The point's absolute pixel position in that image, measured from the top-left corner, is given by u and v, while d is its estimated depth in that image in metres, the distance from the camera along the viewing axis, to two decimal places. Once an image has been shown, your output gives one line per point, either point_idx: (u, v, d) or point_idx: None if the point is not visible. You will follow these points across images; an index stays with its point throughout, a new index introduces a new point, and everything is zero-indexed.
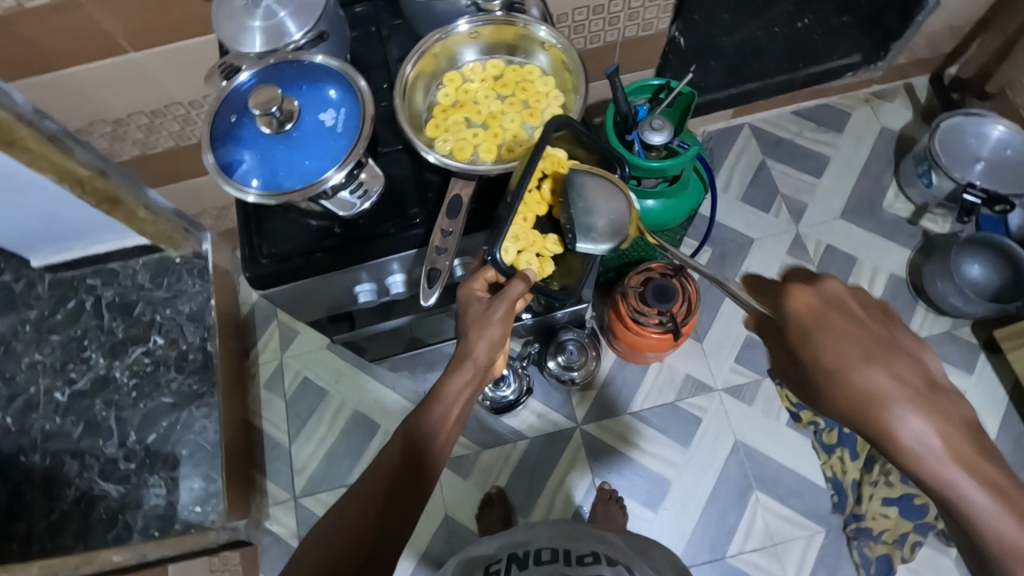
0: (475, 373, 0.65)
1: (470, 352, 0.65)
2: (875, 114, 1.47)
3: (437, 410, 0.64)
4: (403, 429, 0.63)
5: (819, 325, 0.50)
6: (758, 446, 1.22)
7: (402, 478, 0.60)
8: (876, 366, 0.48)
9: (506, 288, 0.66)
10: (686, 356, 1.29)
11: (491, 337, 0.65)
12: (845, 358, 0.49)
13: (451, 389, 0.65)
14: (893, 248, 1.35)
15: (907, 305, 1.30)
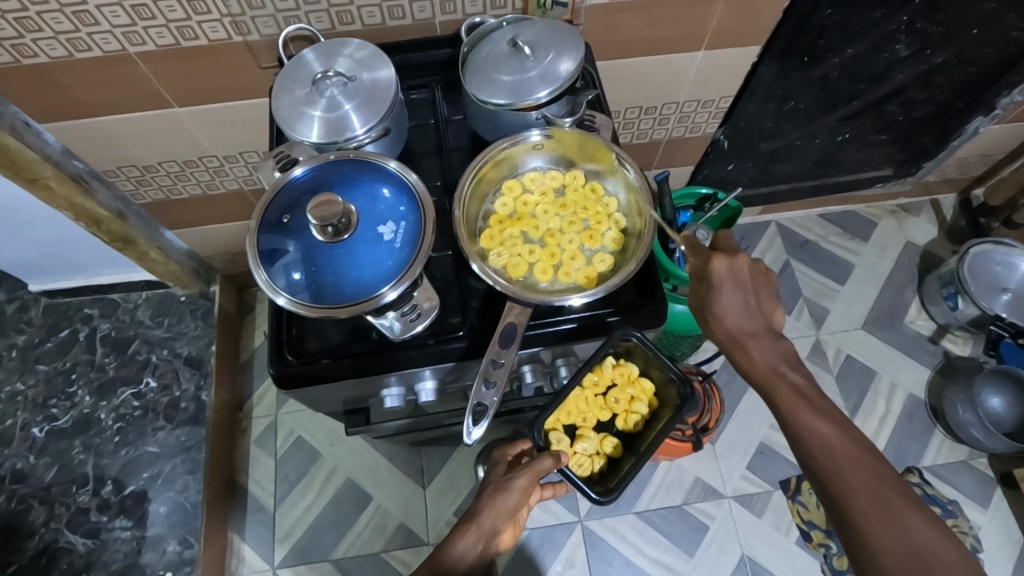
0: (480, 537, 0.66)
1: (483, 517, 0.67)
2: (900, 227, 1.48)
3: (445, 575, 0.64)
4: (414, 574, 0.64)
5: (728, 272, 0.63)
6: (766, 562, 1.17)
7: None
8: (733, 291, 0.63)
9: (534, 462, 0.70)
10: (698, 459, 1.24)
11: (504, 505, 0.68)
12: (778, 359, 0.62)
13: (459, 544, 0.66)
14: (913, 366, 1.33)
15: (924, 427, 1.28)
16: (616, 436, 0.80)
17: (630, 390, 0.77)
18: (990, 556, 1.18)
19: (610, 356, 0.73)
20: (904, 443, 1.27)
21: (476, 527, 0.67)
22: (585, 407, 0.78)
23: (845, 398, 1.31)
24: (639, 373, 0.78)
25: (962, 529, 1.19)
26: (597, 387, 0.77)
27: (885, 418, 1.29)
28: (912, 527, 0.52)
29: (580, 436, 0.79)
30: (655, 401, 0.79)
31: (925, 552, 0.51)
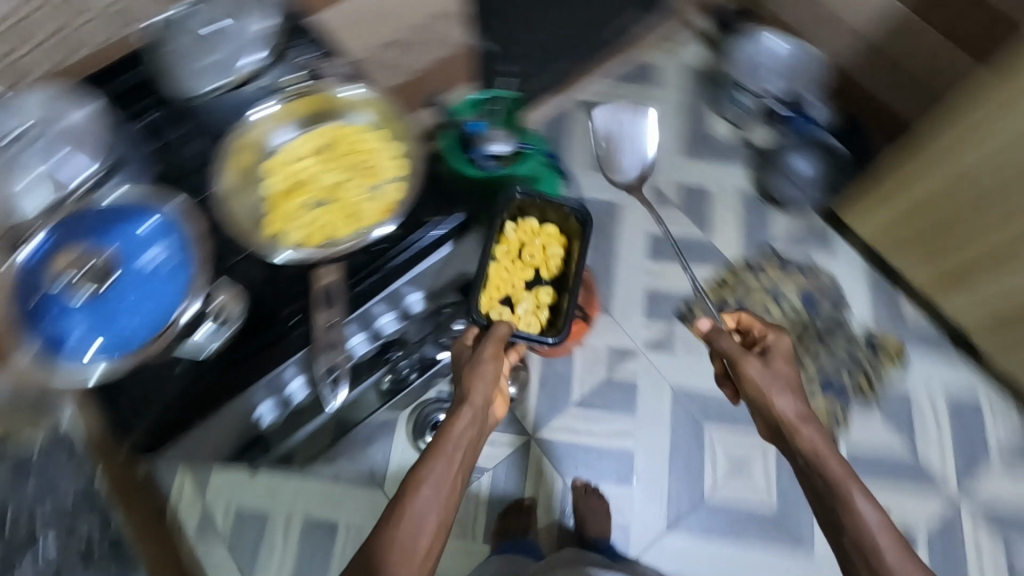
0: (474, 415, 0.73)
1: (471, 394, 0.74)
2: (674, 55, 1.59)
3: (446, 469, 0.69)
4: (414, 480, 0.68)
5: (735, 347, 0.84)
6: (692, 385, 1.30)
7: (433, 535, 0.66)
8: (731, 343, 0.85)
9: (492, 333, 0.81)
10: (603, 331, 1.33)
11: (485, 375, 0.75)
12: (757, 363, 0.81)
13: (451, 433, 0.71)
14: (732, 168, 1.49)
15: (760, 213, 1.44)
16: (549, 285, 0.95)
17: (539, 240, 0.95)
18: (849, 287, 1.37)
19: (508, 217, 0.93)
20: (752, 233, 1.43)
21: (465, 415, 0.73)
22: (510, 274, 0.93)
23: (693, 221, 1.44)
24: (539, 223, 0.95)
25: (821, 277, 1.38)
26: (508, 255, 0.93)
27: (730, 221, 1.44)
28: (854, 503, 0.69)
29: (517, 301, 0.91)
30: (564, 241, 0.96)
31: (839, 490, 0.71)
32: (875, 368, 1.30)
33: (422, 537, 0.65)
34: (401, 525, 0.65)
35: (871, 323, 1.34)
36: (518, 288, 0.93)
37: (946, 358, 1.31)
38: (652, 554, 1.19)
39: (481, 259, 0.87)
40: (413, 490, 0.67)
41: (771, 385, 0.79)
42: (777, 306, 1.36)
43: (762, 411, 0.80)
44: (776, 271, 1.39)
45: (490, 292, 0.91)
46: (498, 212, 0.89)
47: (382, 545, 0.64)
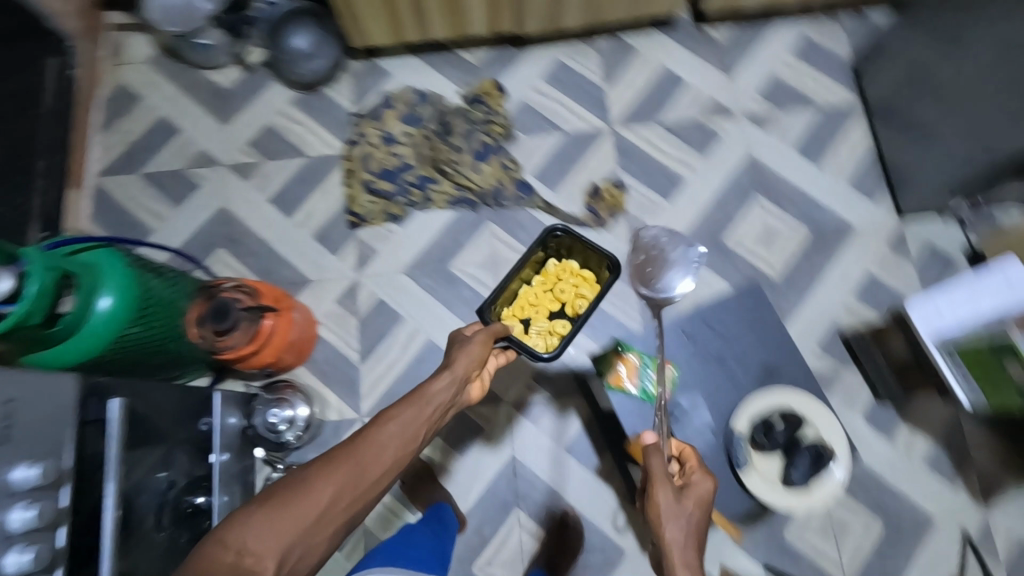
0: (453, 380, 0.91)
1: (450, 377, 0.91)
2: (130, 63, 1.49)
3: (389, 443, 0.80)
4: (362, 435, 0.79)
5: (666, 503, 0.83)
6: (412, 255, 1.34)
7: (349, 490, 0.74)
8: (666, 499, 0.83)
9: (490, 327, 1.01)
10: (320, 296, 1.32)
11: (470, 354, 0.95)
12: (671, 508, 0.82)
13: (414, 410, 0.85)
14: (267, 92, 1.46)
15: (320, 100, 1.46)
16: (565, 317, 1.17)
17: (571, 280, 1.17)
18: (424, 83, 1.47)
19: (551, 258, 1.18)
20: (331, 118, 1.45)
21: (450, 379, 0.91)
22: (539, 300, 1.16)
23: (286, 156, 1.42)
24: (580, 265, 1.19)
25: (402, 97, 1.46)
26: (548, 283, 1.18)
27: (308, 128, 1.44)
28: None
29: (533, 324, 1.15)
30: (596, 281, 1.18)
31: None
32: (492, 112, 1.43)
33: (349, 479, 0.74)
34: (336, 470, 0.74)
35: (459, 89, 1.46)
36: (542, 318, 1.16)
37: (517, 58, 1.48)
38: (511, 377, 1.27)
39: (503, 284, 1.12)
40: (372, 439, 0.79)
41: (673, 529, 0.80)
42: (398, 146, 1.41)
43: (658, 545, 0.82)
44: (372, 127, 1.44)
45: (513, 313, 1.15)
46: (534, 249, 1.14)
47: (316, 480, 0.72)
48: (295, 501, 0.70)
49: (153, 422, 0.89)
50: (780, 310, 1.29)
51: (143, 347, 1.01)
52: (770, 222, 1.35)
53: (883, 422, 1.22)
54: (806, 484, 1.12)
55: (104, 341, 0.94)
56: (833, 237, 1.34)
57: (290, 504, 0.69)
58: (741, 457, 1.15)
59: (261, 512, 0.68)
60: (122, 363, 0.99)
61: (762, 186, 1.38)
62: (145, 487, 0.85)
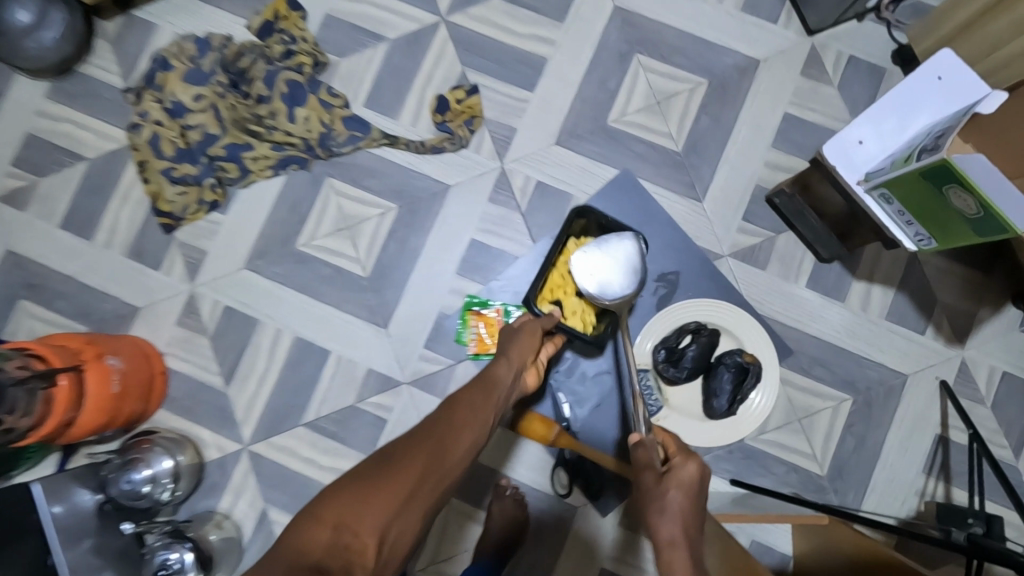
0: (516, 364, 0.78)
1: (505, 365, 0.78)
2: None
3: (464, 434, 0.65)
4: (429, 429, 0.64)
5: (668, 499, 0.63)
6: (250, 244, 1.11)
7: (424, 487, 0.58)
8: (671, 492, 0.63)
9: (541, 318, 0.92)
10: (157, 324, 1.10)
11: (532, 337, 0.85)
12: (676, 510, 0.62)
13: (477, 400, 0.70)
14: (12, 92, 1.15)
15: (80, 83, 1.15)
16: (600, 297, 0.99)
17: None
18: (202, 25, 1.15)
19: (575, 234, 1.01)
20: (102, 103, 1.14)
21: (500, 372, 0.77)
22: (566, 281, 0.99)
23: (63, 166, 1.13)
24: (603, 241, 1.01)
25: (177, 48, 1.14)
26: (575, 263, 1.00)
27: (78, 123, 1.14)
28: None
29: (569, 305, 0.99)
30: None
31: None
32: (293, 39, 1.13)
33: (428, 460, 0.60)
34: (420, 451, 0.61)
35: (246, 21, 1.15)
36: (574, 299, 0.99)
37: None
38: (406, 352, 1.07)
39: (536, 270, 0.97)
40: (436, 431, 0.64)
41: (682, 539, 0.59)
42: (190, 114, 1.12)
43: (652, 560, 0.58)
44: (151, 98, 1.13)
45: (547, 292, 0.99)
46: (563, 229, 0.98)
47: (400, 467, 0.58)
48: (389, 484, 0.56)
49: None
50: (691, 187, 1.08)
51: None
52: (658, 83, 1.10)
53: (833, 285, 1.05)
54: (729, 408, 0.97)
55: None
56: (736, 81, 1.10)
57: (380, 484, 0.56)
58: (653, 399, 0.98)
59: (350, 492, 0.55)
60: None
61: (640, 40, 1.11)
62: None
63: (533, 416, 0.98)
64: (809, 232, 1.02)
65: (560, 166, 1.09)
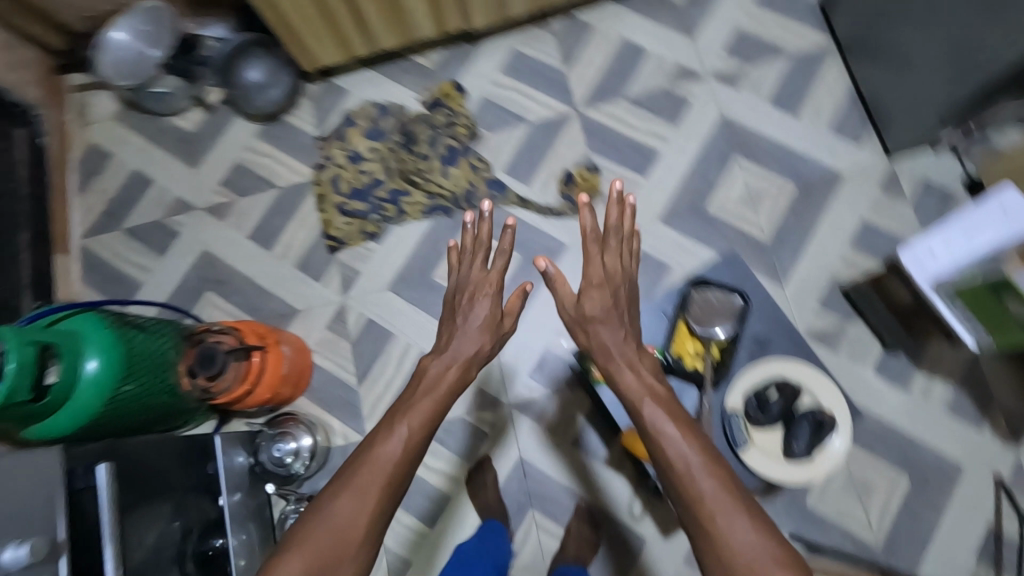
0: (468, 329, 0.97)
1: (459, 346, 0.96)
2: (96, 122, 1.50)
3: (414, 443, 0.82)
4: (379, 447, 0.80)
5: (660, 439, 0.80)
6: (395, 270, 1.34)
7: (388, 495, 0.78)
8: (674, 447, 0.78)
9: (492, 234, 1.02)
10: (310, 325, 1.33)
11: (474, 276, 1.01)
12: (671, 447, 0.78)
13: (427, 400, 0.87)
14: (232, 129, 1.46)
15: (284, 128, 1.45)
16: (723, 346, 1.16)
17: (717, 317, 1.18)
18: (383, 94, 1.44)
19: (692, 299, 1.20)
20: (297, 144, 1.43)
21: (449, 361, 0.93)
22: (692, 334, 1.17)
23: (259, 190, 1.42)
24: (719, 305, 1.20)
25: (364, 110, 1.44)
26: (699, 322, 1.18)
27: (276, 158, 1.43)
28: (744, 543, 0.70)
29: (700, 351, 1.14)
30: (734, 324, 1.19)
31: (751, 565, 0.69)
32: (455, 114, 1.41)
33: (385, 479, 0.78)
34: (379, 458, 0.80)
35: (418, 94, 1.44)
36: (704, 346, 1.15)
37: (473, 55, 1.44)
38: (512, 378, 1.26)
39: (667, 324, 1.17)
40: (383, 441, 0.81)
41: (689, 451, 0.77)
42: (367, 163, 1.40)
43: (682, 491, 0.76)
44: (339, 147, 1.42)
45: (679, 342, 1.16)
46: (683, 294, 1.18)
47: (364, 473, 0.78)
48: (359, 489, 0.76)
49: (161, 473, 0.94)
50: (774, 271, 1.25)
51: (140, 403, 1.04)
52: (752, 182, 1.30)
53: (897, 373, 1.18)
54: (807, 452, 1.09)
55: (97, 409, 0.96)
56: (821, 187, 1.29)
57: (351, 493, 0.76)
58: (739, 437, 1.10)
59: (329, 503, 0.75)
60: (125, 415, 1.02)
61: (741, 145, 1.33)
62: (159, 537, 0.91)
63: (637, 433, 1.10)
64: (878, 322, 1.18)
65: (661, 240, 1.29)
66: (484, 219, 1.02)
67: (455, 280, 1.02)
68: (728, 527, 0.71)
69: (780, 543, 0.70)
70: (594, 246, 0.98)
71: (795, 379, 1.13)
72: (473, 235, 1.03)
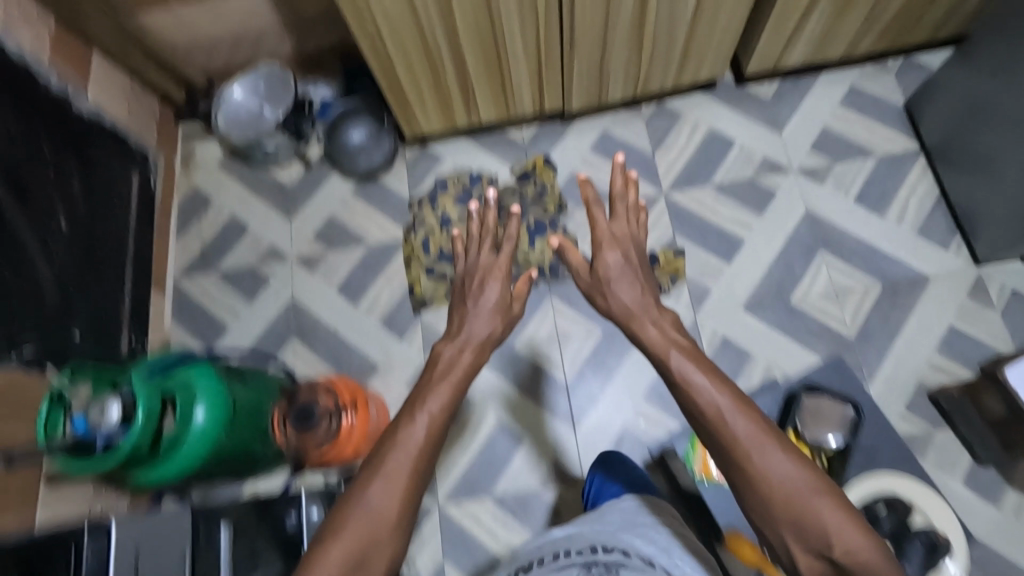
0: (485, 313, 0.86)
1: (471, 330, 0.84)
2: (201, 168, 1.59)
3: (439, 425, 0.70)
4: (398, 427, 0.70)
5: (711, 416, 0.67)
6: None
7: (420, 474, 0.68)
8: (726, 407, 0.67)
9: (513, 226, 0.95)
10: (390, 383, 1.35)
11: (484, 258, 0.93)
12: (720, 414, 0.66)
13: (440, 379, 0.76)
14: (328, 185, 1.53)
15: (378, 187, 1.51)
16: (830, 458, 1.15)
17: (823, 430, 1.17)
18: (476, 163, 1.51)
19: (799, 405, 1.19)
20: (390, 204, 1.50)
21: (461, 344, 0.82)
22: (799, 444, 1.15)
23: (350, 244, 1.47)
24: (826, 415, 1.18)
25: (456, 177, 1.50)
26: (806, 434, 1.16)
27: (369, 215, 1.49)
28: (824, 518, 0.61)
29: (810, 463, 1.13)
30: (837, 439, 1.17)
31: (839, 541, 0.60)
32: (544, 186, 1.47)
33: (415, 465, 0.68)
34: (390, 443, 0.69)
35: (510, 167, 1.50)
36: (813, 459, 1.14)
37: (565, 133, 1.51)
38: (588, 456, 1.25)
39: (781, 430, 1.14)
40: (407, 427, 0.69)
41: (738, 424, 0.66)
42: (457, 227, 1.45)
43: (726, 451, 0.65)
44: (429, 210, 1.48)
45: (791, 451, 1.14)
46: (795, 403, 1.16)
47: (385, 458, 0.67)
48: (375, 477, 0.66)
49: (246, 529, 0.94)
50: (859, 369, 1.25)
51: (237, 455, 1.05)
52: (838, 278, 1.32)
53: (988, 487, 1.15)
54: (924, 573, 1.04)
55: (202, 454, 0.96)
56: (909, 288, 1.29)
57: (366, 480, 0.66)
58: None
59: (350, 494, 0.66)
60: (220, 464, 1.04)
61: (826, 240, 1.35)
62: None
63: (743, 542, 0.96)
64: (970, 431, 1.16)
65: (745, 329, 1.30)
66: (489, 207, 0.98)
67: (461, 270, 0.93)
68: (763, 461, 0.64)
69: (822, 483, 0.63)
70: (600, 213, 0.92)
71: (910, 500, 1.10)
72: (479, 223, 0.97)
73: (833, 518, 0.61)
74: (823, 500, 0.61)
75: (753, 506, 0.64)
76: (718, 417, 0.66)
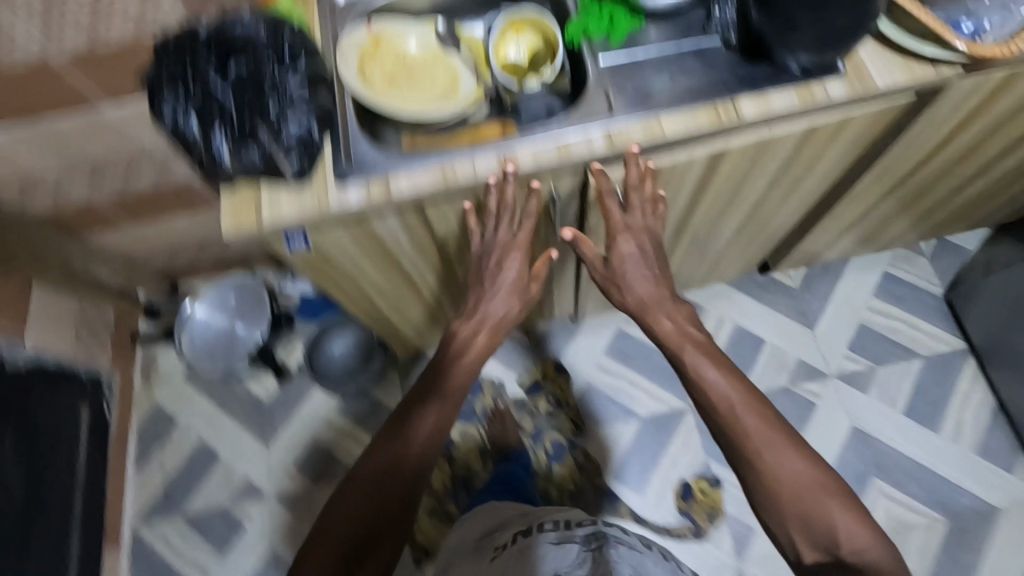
0: (509, 279, 0.74)
1: (488, 309, 0.75)
2: (165, 380, 1.39)
3: (438, 437, 0.71)
4: (409, 423, 0.71)
5: (719, 395, 0.68)
6: None
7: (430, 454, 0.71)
8: (722, 384, 0.69)
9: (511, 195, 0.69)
10: None
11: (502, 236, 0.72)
12: (728, 400, 0.68)
13: (464, 354, 0.76)
14: (311, 400, 1.35)
15: (368, 402, 1.34)
16: None
17: None
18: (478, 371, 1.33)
19: None
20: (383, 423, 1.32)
21: (478, 323, 0.75)
22: None
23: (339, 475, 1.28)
24: None
25: None
26: None
27: (358, 438, 1.31)
28: (836, 518, 0.61)
29: None
30: None
31: (847, 542, 0.60)
32: (557, 398, 1.30)
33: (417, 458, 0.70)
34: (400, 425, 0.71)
35: (517, 375, 1.32)
36: None
37: (576, 332, 1.35)
38: None
39: None
40: (411, 431, 0.70)
41: (750, 414, 0.67)
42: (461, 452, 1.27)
43: (734, 443, 0.66)
44: None
45: None
46: None
47: (385, 445, 0.70)
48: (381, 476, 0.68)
49: None
50: None
51: None
52: (897, 512, 1.17)
53: None
54: None
55: None
56: (976, 524, 1.15)
57: (371, 487, 0.67)
58: None
59: (351, 488, 0.68)
60: None
61: (878, 463, 1.20)
62: None
63: None
64: None
65: None
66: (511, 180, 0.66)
67: (476, 239, 0.73)
68: (776, 460, 0.64)
69: (840, 485, 0.63)
70: (612, 208, 0.71)
71: None
72: (497, 196, 0.67)
73: (845, 518, 0.61)
74: (837, 502, 0.62)
75: (764, 505, 0.64)
76: (715, 383, 0.69)
